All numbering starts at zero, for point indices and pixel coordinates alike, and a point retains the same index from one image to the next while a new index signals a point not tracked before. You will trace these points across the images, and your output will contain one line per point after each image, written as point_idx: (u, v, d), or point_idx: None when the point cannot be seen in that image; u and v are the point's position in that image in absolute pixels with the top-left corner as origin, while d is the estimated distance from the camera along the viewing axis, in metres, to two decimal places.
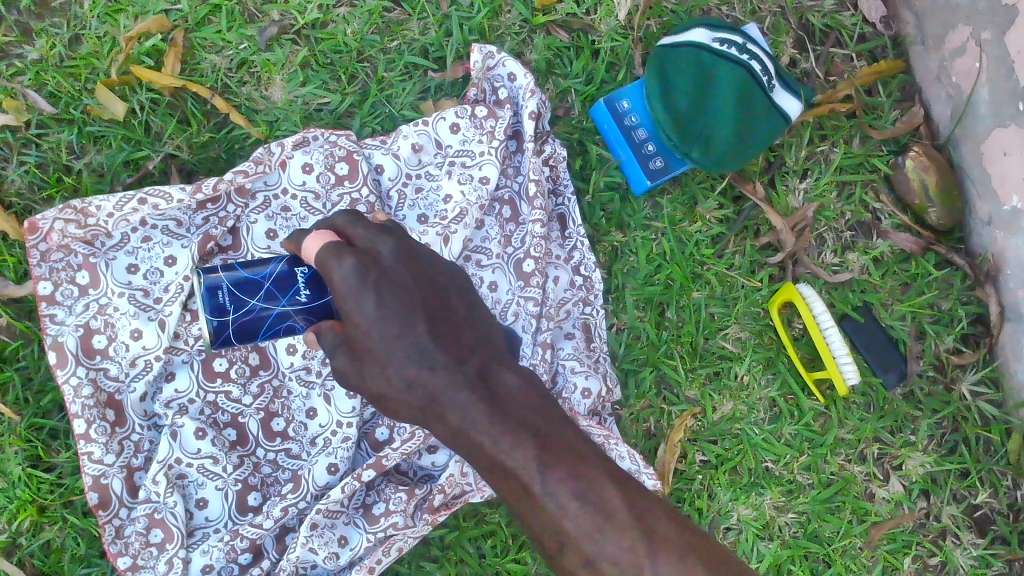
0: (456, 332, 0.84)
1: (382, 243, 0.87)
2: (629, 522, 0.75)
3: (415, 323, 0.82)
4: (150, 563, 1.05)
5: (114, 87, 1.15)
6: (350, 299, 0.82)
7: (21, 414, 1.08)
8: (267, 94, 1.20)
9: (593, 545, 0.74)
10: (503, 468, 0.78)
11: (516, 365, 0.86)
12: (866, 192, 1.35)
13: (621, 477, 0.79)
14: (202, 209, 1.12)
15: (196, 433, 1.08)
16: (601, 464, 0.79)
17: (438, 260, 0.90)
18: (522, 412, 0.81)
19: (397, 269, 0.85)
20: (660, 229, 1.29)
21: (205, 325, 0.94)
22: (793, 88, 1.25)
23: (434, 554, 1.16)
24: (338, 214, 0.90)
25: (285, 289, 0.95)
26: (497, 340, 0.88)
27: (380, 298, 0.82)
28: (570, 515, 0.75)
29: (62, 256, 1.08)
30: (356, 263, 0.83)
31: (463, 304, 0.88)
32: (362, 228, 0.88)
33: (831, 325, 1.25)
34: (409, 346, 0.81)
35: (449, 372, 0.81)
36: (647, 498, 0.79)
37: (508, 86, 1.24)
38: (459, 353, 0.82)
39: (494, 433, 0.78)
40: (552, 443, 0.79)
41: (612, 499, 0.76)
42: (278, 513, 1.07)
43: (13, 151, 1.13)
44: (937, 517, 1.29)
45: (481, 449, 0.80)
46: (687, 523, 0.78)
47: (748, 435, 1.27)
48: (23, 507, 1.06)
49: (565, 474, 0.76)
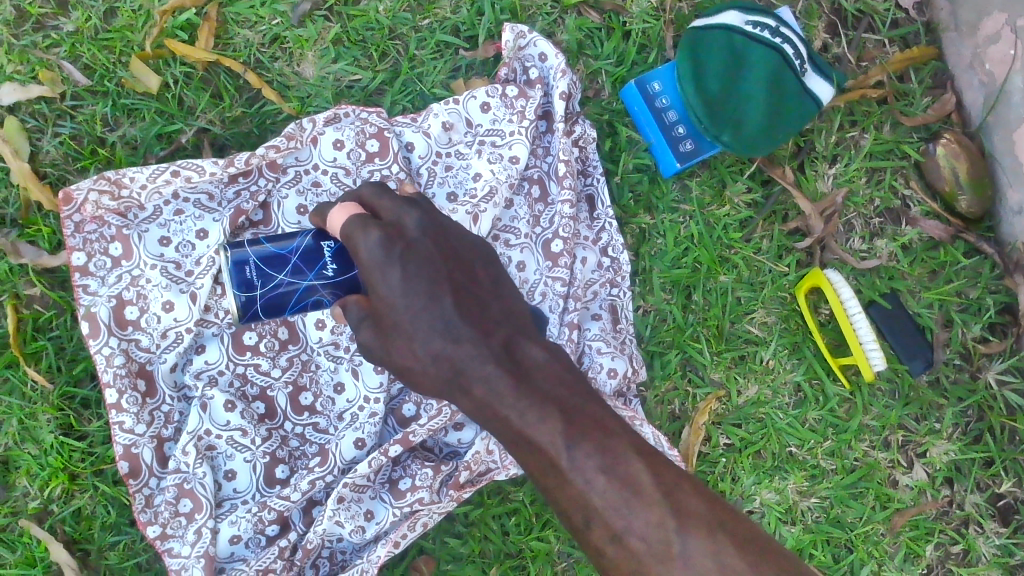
0: (482, 305, 0.84)
1: (408, 215, 0.87)
2: (655, 496, 0.73)
3: (439, 296, 0.82)
4: (178, 532, 1.06)
5: (149, 60, 1.16)
6: (375, 272, 0.83)
7: (54, 382, 1.09)
8: (299, 71, 1.21)
9: (620, 518, 0.73)
10: (529, 442, 0.78)
11: (541, 340, 0.86)
12: (896, 178, 1.33)
13: (649, 452, 0.78)
14: (233, 183, 1.13)
15: (225, 405, 1.09)
16: (628, 438, 0.78)
17: (464, 234, 0.90)
18: (547, 385, 0.80)
19: (423, 242, 0.86)
20: (688, 212, 1.29)
21: (233, 300, 0.95)
22: (825, 72, 1.24)
23: (458, 530, 1.17)
24: (366, 186, 0.91)
25: (312, 263, 0.95)
26: (524, 314, 0.88)
27: (407, 270, 0.83)
28: (595, 488, 0.74)
29: (96, 227, 1.08)
30: (381, 235, 0.84)
31: (488, 278, 0.87)
32: (388, 200, 0.89)
33: (858, 310, 1.23)
34: (435, 319, 0.82)
35: (476, 345, 0.81)
36: (676, 474, 0.77)
37: (539, 66, 1.24)
38: (484, 326, 0.82)
39: (520, 406, 0.78)
40: (578, 417, 0.78)
41: (639, 472, 0.75)
42: (306, 486, 1.08)
43: (48, 122, 1.14)
44: (960, 506, 1.28)
45: (507, 423, 0.79)
46: (717, 500, 0.76)
47: (773, 419, 1.27)
48: (55, 473, 1.08)
49: (591, 447, 0.75)
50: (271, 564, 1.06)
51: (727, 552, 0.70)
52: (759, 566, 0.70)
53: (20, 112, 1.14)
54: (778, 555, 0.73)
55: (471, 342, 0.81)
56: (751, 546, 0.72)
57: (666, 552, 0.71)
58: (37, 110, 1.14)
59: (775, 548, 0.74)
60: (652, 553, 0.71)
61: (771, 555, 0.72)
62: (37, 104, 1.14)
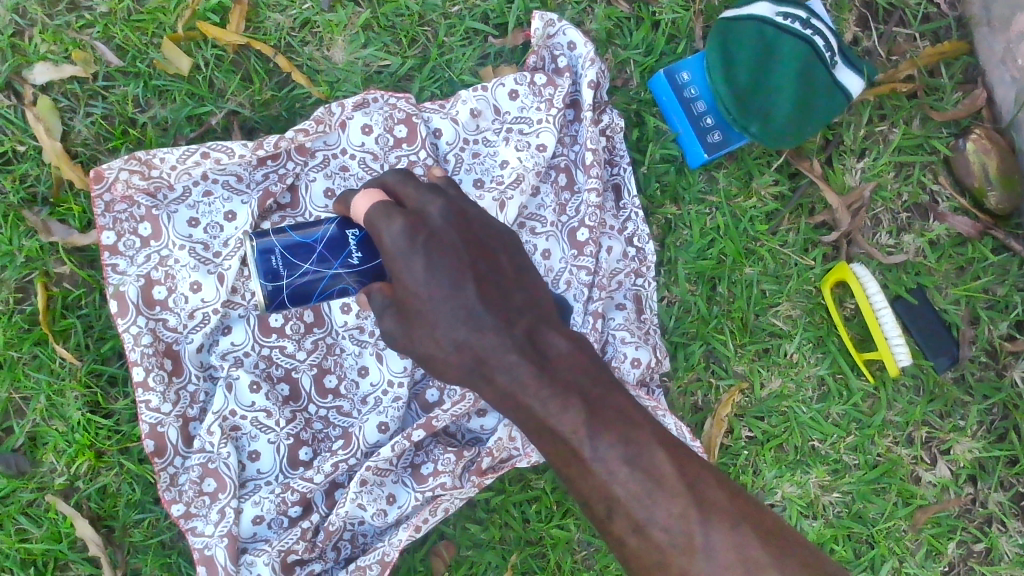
0: (505, 294, 0.82)
1: (431, 204, 0.83)
2: (679, 487, 0.73)
3: (464, 284, 0.80)
4: (203, 511, 1.07)
5: (180, 42, 1.16)
6: (399, 260, 0.80)
7: (82, 360, 1.10)
8: (328, 55, 1.21)
9: (644, 510, 0.73)
10: (552, 432, 0.77)
11: (564, 329, 0.84)
12: (924, 173, 1.32)
13: (670, 442, 0.77)
14: (262, 165, 1.13)
15: (251, 386, 1.09)
16: (650, 428, 0.77)
17: (488, 219, 0.87)
18: (570, 375, 0.79)
19: (448, 230, 0.82)
20: (714, 203, 1.28)
21: (259, 289, 0.92)
22: (856, 65, 1.22)
23: (479, 517, 1.17)
24: (388, 172, 0.87)
25: (337, 251, 0.91)
26: (546, 301, 0.86)
27: (430, 260, 0.79)
28: (618, 480, 0.74)
29: (126, 207, 1.09)
30: (405, 224, 0.81)
31: (512, 265, 0.85)
32: (412, 187, 0.85)
33: (884, 305, 1.22)
34: (458, 307, 0.79)
35: (499, 335, 0.79)
36: (698, 464, 0.77)
37: (568, 55, 1.24)
38: (508, 315, 0.80)
39: (544, 396, 0.77)
40: (602, 407, 0.77)
41: (662, 463, 0.75)
42: (329, 468, 1.09)
43: (80, 102, 1.15)
44: (983, 504, 1.28)
45: (531, 413, 0.78)
46: (738, 491, 0.76)
47: (796, 413, 1.27)
48: (81, 450, 1.09)
49: (615, 438, 0.75)
50: (293, 545, 1.07)
51: (750, 545, 0.71)
52: (781, 560, 0.71)
53: (53, 92, 1.15)
54: (798, 547, 0.74)
55: (495, 331, 0.79)
56: (772, 538, 0.73)
57: (688, 544, 0.71)
58: (69, 90, 1.15)
59: (795, 539, 0.74)
60: (675, 544, 0.72)
61: (791, 548, 0.73)
62: (70, 84, 1.15)
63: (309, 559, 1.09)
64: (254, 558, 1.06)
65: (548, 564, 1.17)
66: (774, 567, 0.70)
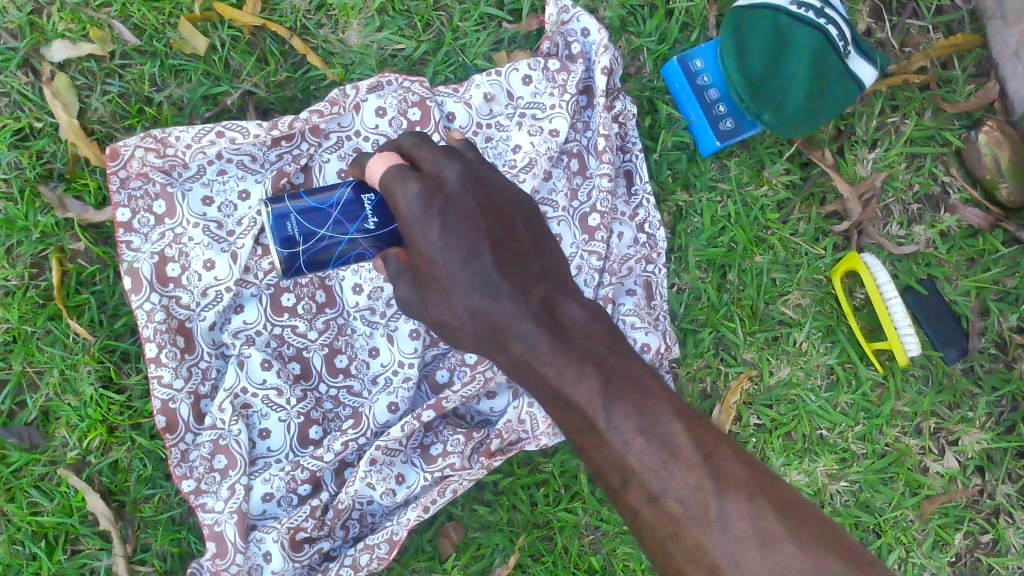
0: (522, 262, 0.83)
1: (448, 168, 0.84)
2: (694, 458, 0.72)
3: (479, 252, 0.81)
4: (213, 488, 1.07)
5: (197, 22, 1.17)
6: (414, 225, 0.81)
7: (95, 335, 1.11)
8: (344, 38, 1.22)
9: (658, 480, 0.72)
10: (567, 400, 0.78)
11: (582, 297, 0.85)
12: (936, 165, 1.32)
13: (687, 412, 0.77)
14: (276, 146, 1.14)
15: (262, 363, 1.10)
16: (666, 397, 0.77)
17: (507, 185, 0.87)
18: (585, 344, 0.80)
19: (464, 195, 0.83)
20: (725, 191, 1.29)
21: (275, 256, 0.92)
22: (869, 55, 1.21)
23: (487, 498, 1.18)
24: (406, 137, 0.88)
25: (353, 218, 0.91)
26: (565, 270, 0.87)
27: (446, 226, 0.81)
28: (633, 450, 0.74)
29: (141, 184, 1.10)
30: (420, 188, 0.82)
31: (530, 232, 0.86)
32: (429, 151, 0.86)
33: (894, 296, 1.22)
34: (474, 275, 0.81)
35: (515, 302, 0.81)
36: (716, 435, 0.76)
37: (581, 41, 1.24)
38: (524, 283, 0.82)
39: (559, 364, 0.78)
40: (618, 376, 0.77)
41: (678, 434, 0.74)
42: (339, 447, 1.09)
43: (97, 80, 1.16)
44: (991, 495, 1.28)
45: (546, 382, 0.79)
46: (756, 463, 0.75)
47: (805, 401, 1.27)
48: (94, 425, 1.09)
49: (630, 407, 0.75)
50: (302, 522, 1.07)
51: (767, 517, 0.70)
52: (799, 534, 0.69)
53: (70, 70, 1.16)
54: (820, 523, 0.72)
55: (511, 299, 0.81)
56: (792, 513, 0.71)
57: (703, 514, 0.70)
58: (87, 68, 1.16)
59: (817, 517, 0.72)
60: (690, 516, 0.70)
61: (812, 524, 0.71)
62: (87, 62, 1.16)
63: (318, 538, 1.10)
64: (263, 535, 1.06)
65: (555, 547, 1.18)
66: (792, 541, 0.68)
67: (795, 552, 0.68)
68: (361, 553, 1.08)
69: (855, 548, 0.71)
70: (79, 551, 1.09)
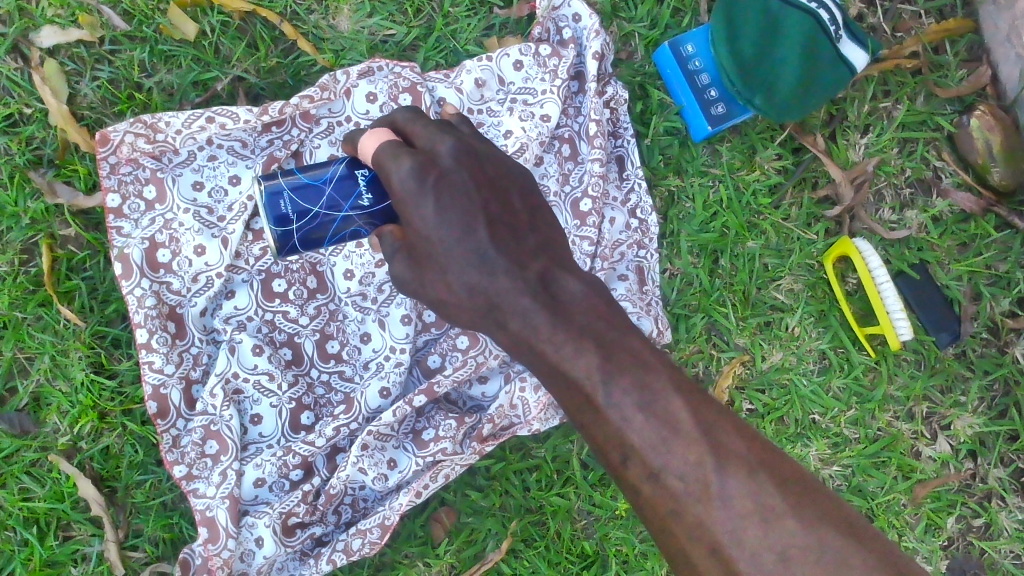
0: (519, 237, 0.83)
1: (441, 142, 0.83)
2: (695, 434, 0.72)
3: (475, 228, 0.81)
4: (204, 474, 1.07)
5: (187, 8, 1.17)
6: (410, 202, 0.80)
7: (86, 321, 1.11)
8: (334, 24, 1.22)
9: (658, 456, 0.72)
10: (566, 377, 0.78)
11: (580, 272, 0.85)
12: (928, 150, 1.32)
13: (686, 385, 0.76)
14: (267, 132, 1.14)
15: (253, 349, 1.10)
16: (664, 371, 0.77)
17: (502, 159, 0.87)
18: (583, 319, 0.80)
19: (459, 171, 0.82)
20: (717, 176, 1.29)
21: (270, 234, 0.91)
22: (861, 39, 1.20)
23: (480, 483, 1.18)
24: (400, 111, 0.86)
25: (347, 193, 0.91)
26: (562, 244, 0.87)
27: (441, 203, 0.80)
28: (633, 426, 0.73)
29: (131, 170, 1.10)
30: (413, 164, 0.80)
31: (526, 207, 0.85)
32: (422, 125, 0.85)
33: (886, 279, 1.23)
34: (471, 252, 0.81)
35: (512, 278, 0.81)
36: (715, 409, 0.76)
37: (573, 27, 1.24)
38: (521, 258, 0.82)
39: (557, 341, 0.78)
40: (616, 352, 0.77)
41: (678, 409, 0.74)
42: (330, 432, 1.09)
43: (86, 66, 1.16)
44: (984, 479, 1.27)
45: (545, 358, 0.79)
46: (757, 437, 0.75)
47: (797, 386, 1.27)
48: (85, 411, 1.09)
49: (628, 384, 0.75)
50: (294, 507, 1.07)
51: (768, 493, 0.69)
52: (801, 510, 0.69)
53: (60, 55, 1.16)
54: (822, 496, 0.72)
55: (508, 275, 0.81)
56: (793, 487, 0.71)
57: (704, 491, 0.70)
58: (76, 54, 1.16)
59: (819, 490, 0.72)
60: (691, 493, 0.70)
61: (814, 498, 0.71)
62: (76, 48, 1.15)
63: (309, 523, 1.10)
64: (255, 520, 1.06)
65: (548, 532, 1.18)
66: (794, 517, 0.68)
67: (797, 528, 0.67)
68: (353, 538, 1.08)
69: (857, 521, 0.70)
70: (71, 536, 1.09)
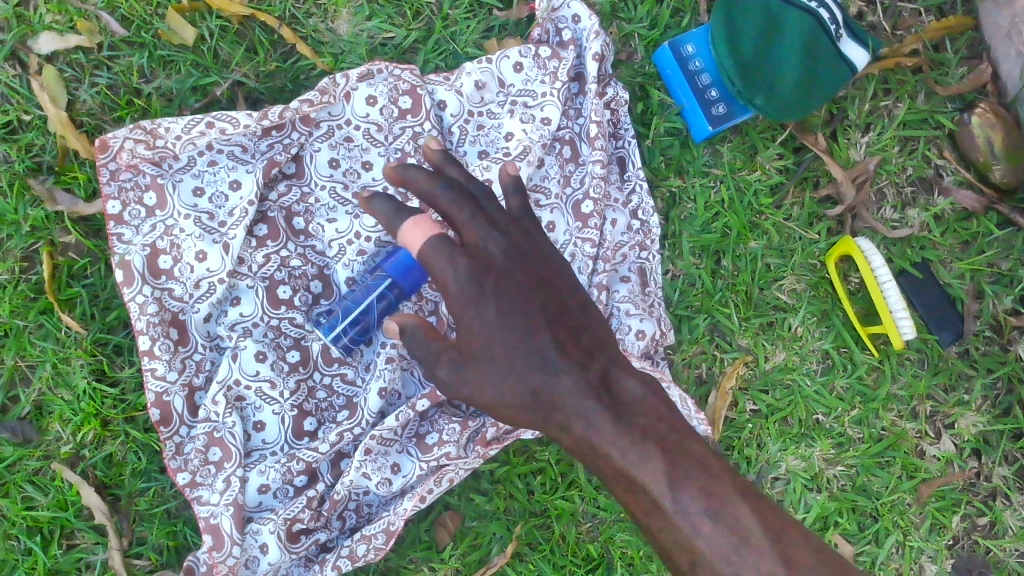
0: (576, 336, 0.82)
1: (493, 240, 0.83)
2: (764, 542, 0.72)
3: (536, 330, 0.80)
4: (208, 480, 1.07)
5: (185, 13, 1.16)
6: (466, 306, 0.81)
7: (88, 329, 1.11)
8: (333, 27, 1.21)
9: (730, 566, 0.71)
10: (630, 482, 0.76)
11: (634, 371, 0.84)
12: (929, 148, 1.32)
13: (750, 493, 0.76)
14: (266, 136, 1.13)
15: (256, 355, 1.10)
16: (730, 479, 0.76)
17: (552, 255, 0.86)
18: (646, 422, 0.79)
19: (513, 271, 0.82)
20: (719, 176, 1.29)
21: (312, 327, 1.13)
22: (863, 37, 1.20)
23: (485, 487, 1.18)
24: (441, 191, 0.83)
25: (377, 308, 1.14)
26: (616, 346, 0.86)
27: (501, 305, 0.80)
28: (702, 534, 0.73)
29: (131, 176, 1.09)
30: (470, 266, 0.81)
31: (581, 305, 0.84)
32: (468, 215, 0.83)
33: (889, 279, 1.22)
34: (531, 357, 0.80)
35: (573, 378, 0.80)
36: (781, 520, 0.76)
37: (572, 27, 1.23)
38: (579, 356, 0.81)
39: (622, 445, 0.77)
40: (682, 456, 0.76)
41: (747, 518, 0.73)
42: (334, 437, 1.09)
43: (85, 72, 1.15)
44: (987, 478, 1.27)
45: (608, 463, 0.78)
46: (823, 548, 0.75)
47: (801, 386, 1.26)
48: (87, 419, 1.09)
49: (698, 492, 0.74)
50: (298, 514, 1.07)
51: None
52: None
53: (58, 62, 1.15)
54: None
55: (569, 374, 0.80)
56: None
57: None
58: (74, 60, 1.15)
59: None
60: None
61: None
62: (75, 54, 1.15)
63: (314, 529, 1.09)
64: (259, 527, 1.06)
65: (552, 535, 1.18)
66: None
67: None
68: (358, 544, 1.08)
69: None
70: (75, 545, 1.09)
